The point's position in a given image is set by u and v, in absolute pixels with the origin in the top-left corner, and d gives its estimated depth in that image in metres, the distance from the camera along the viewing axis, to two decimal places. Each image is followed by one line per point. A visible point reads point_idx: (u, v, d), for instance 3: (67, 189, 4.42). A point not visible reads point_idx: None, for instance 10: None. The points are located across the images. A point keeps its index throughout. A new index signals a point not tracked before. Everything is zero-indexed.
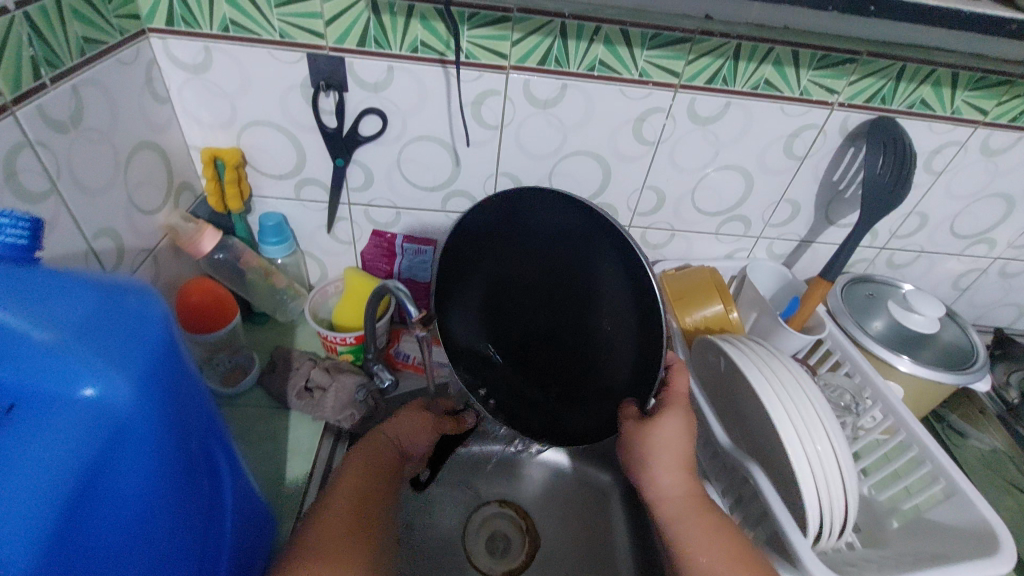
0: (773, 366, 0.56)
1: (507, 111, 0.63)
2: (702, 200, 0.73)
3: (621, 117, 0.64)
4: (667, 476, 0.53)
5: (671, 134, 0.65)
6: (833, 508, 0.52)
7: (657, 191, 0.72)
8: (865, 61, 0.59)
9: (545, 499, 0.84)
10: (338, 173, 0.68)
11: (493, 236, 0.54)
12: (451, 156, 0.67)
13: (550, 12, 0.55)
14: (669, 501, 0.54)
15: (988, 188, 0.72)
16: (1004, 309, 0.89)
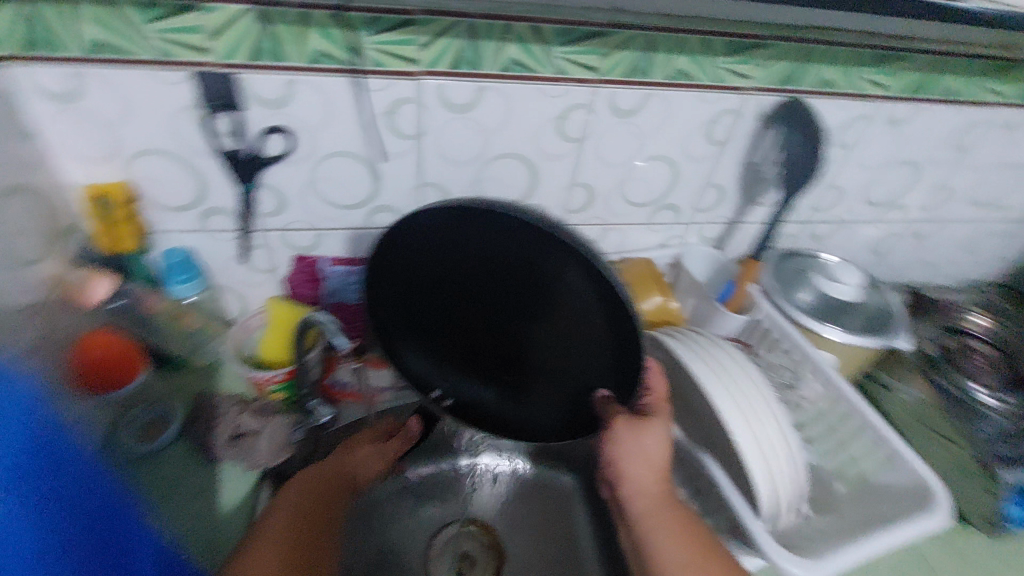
0: (715, 358, 0.57)
1: (425, 118, 0.60)
2: (632, 192, 0.72)
3: (542, 116, 0.62)
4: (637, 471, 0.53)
5: (593, 129, 0.64)
6: (784, 489, 0.52)
7: (588, 188, 0.70)
8: (772, 45, 0.60)
9: (507, 510, 0.81)
10: (246, 198, 0.63)
11: (434, 247, 0.52)
12: (370, 170, 0.63)
13: (456, 12, 0.52)
14: (636, 497, 0.53)
15: (893, 157, 0.76)
16: (916, 267, 0.95)
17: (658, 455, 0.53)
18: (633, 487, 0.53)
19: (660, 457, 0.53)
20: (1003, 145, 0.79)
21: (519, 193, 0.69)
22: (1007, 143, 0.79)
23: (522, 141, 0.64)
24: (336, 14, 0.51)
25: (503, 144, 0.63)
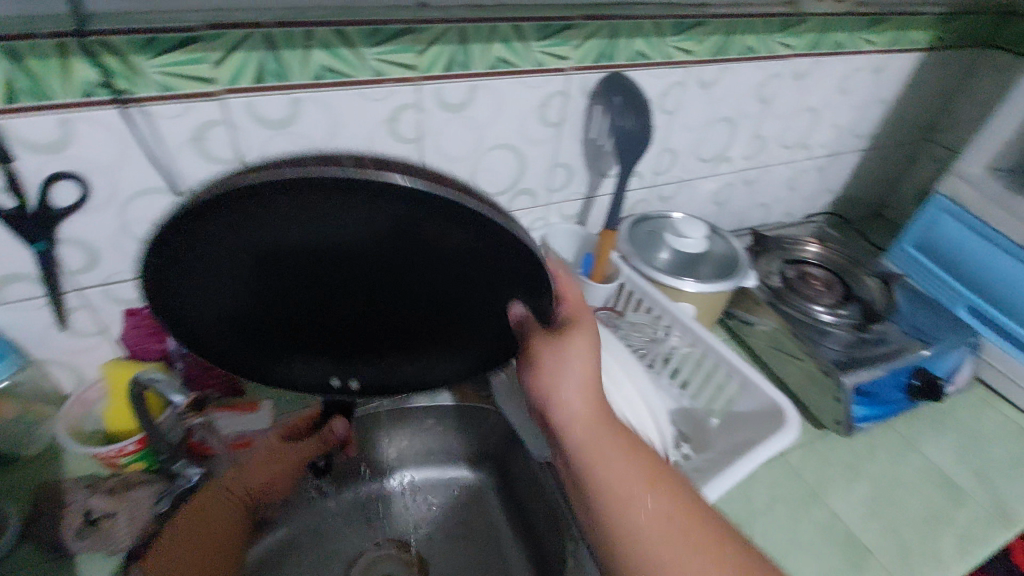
0: None
1: (241, 140, 0.55)
2: (483, 183, 0.73)
3: (370, 119, 0.59)
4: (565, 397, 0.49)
5: (428, 126, 0.63)
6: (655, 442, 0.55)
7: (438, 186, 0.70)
8: (582, 25, 0.63)
9: (423, 521, 0.79)
10: (43, 258, 0.54)
11: (276, 214, 0.37)
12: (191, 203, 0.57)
13: (248, 23, 0.48)
14: (573, 425, 0.49)
15: (713, 115, 0.83)
16: (756, 209, 1.05)
17: (588, 377, 0.50)
18: (568, 418, 0.49)
19: (591, 373, 0.50)
20: (800, 91, 0.89)
21: None
22: (804, 89, 0.89)
23: (356, 148, 0.61)
24: (99, 38, 0.45)
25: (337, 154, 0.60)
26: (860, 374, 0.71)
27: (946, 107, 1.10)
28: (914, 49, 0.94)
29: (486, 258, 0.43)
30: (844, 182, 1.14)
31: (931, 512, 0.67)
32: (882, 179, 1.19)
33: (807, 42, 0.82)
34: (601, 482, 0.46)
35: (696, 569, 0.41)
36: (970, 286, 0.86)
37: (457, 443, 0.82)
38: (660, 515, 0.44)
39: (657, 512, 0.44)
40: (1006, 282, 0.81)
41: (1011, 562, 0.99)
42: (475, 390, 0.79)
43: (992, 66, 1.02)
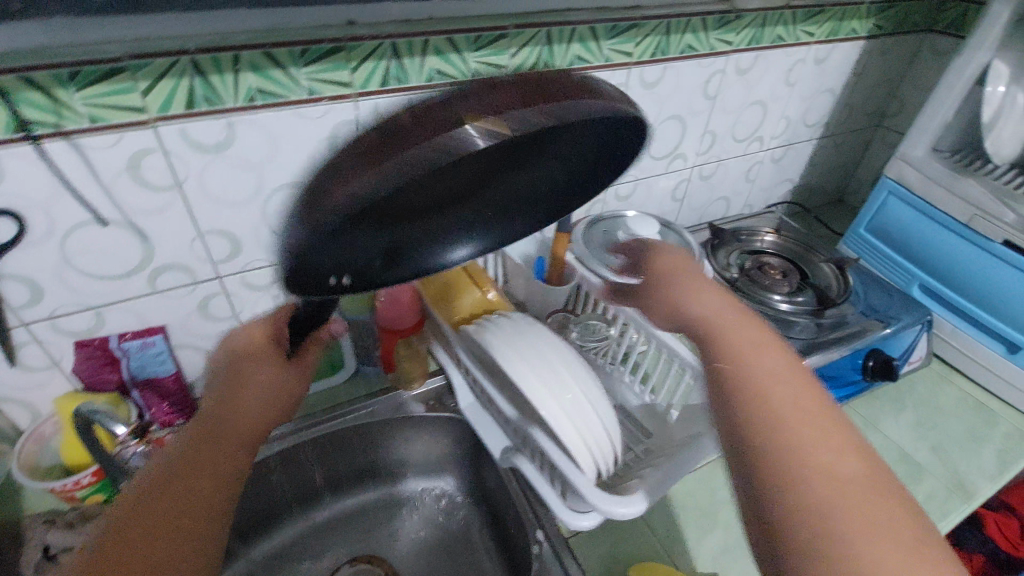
0: (519, 339, 0.60)
1: (177, 166, 0.55)
2: None
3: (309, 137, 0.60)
4: (693, 287, 0.53)
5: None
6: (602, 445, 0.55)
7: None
8: (516, 34, 0.64)
9: (397, 536, 0.79)
10: None
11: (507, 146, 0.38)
12: (131, 232, 0.57)
13: (174, 51, 0.49)
14: (705, 320, 0.49)
15: (661, 114, 0.85)
16: (716, 203, 1.07)
17: (701, 287, 0.53)
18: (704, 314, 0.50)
19: (706, 285, 0.53)
20: (747, 85, 0.90)
21: None
22: (750, 83, 0.90)
23: (299, 167, 0.61)
24: (20, 75, 0.45)
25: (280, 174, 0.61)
26: (815, 357, 0.72)
27: (895, 92, 1.13)
28: (856, 38, 0.96)
29: (612, 151, 0.46)
30: (802, 171, 1.16)
31: None
32: (840, 166, 1.21)
33: (748, 38, 0.83)
34: (733, 372, 0.43)
35: (834, 444, 0.37)
36: (922, 266, 0.88)
37: (426, 454, 0.82)
38: (813, 413, 0.39)
39: (778, 372, 0.42)
40: (954, 260, 0.83)
41: (985, 535, 1.01)
42: (439, 400, 0.79)
43: (934, 50, 1.05)
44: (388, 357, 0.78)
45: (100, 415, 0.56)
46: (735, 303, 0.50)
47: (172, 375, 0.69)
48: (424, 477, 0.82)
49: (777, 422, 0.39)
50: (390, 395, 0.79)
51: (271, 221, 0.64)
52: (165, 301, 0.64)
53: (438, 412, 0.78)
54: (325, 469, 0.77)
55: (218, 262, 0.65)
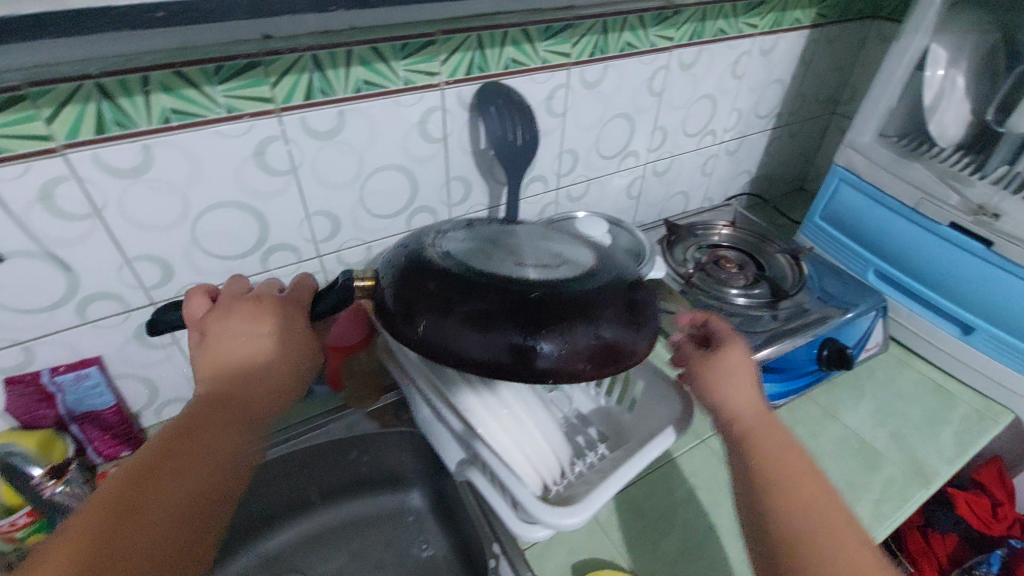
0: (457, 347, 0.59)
1: (93, 193, 0.54)
2: (375, 206, 0.72)
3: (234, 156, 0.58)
4: (729, 374, 0.56)
5: (300, 158, 0.62)
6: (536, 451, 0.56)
7: (326, 216, 0.69)
8: (444, 40, 0.63)
9: (360, 555, 0.77)
10: None
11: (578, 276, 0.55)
12: (50, 264, 0.55)
13: (76, 75, 0.47)
14: (736, 420, 0.53)
15: (606, 113, 0.84)
16: (673, 198, 1.06)
17: (740, 368, 0.56)
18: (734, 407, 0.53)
19: (745, 377, 0.55)
20: (693, 80, 0.90)
21: (250, 239, 0.66)
22: (696, 78, 0.90)
23: (227, 188, 0.60)
24: None
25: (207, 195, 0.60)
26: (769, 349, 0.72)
27: (847, 79, 1.13)
28: (801, 27, 0.96)
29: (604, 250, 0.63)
30: (759, 162, 1.16)
31: (848, 482, 0.68)
32: (798, 155, 1.22)
33: (689, 32, 0.83)
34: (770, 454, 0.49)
35: (843, 538, 0.42)
36: (876, 252, 0.88)
37: (387, 469, 0.81)
38: (827, 499, 0.45)
39: (795, 467, 0.48)
40: (905, 245, 0.83)
41: (957, 515, 1.02)
42: (396, 414, 0.78)
43: (881, 36, 1.05)
44: (334, 376, 0.77)
45: (14, 454, 0.59)
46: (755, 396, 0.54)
47: (112, 408, 0.67)
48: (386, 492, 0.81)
49: (804, 541, 0.42)
50: (345, 412, 0.77)
51: (203, 243, 0.62)
52: (98, 331, 0.63)
53: (394, 427, 0.76)
54: (283, 492, 0.75)
55: (151, 288, 0.63)
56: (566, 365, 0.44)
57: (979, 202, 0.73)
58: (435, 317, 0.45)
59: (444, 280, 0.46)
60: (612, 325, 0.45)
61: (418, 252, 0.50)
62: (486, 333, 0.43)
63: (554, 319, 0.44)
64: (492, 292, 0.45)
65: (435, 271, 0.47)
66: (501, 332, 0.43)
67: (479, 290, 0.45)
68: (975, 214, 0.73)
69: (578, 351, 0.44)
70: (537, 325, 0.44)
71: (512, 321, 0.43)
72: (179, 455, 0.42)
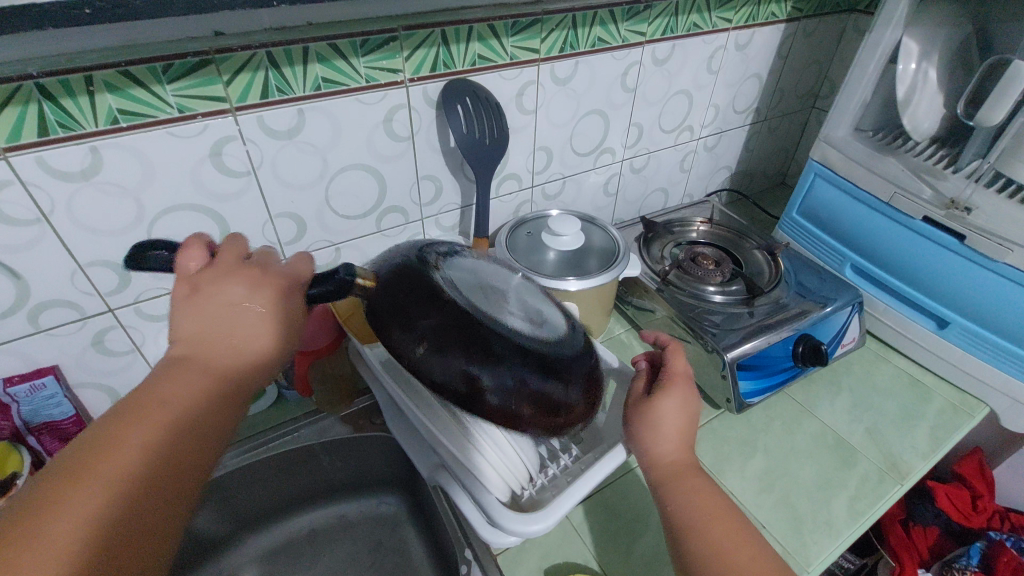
0: None
1: (39, 197, 0.52)
2: (342, 207, 0.71)
3: (189, 156, 0.57)
4: (661, 426, 0.55)
5: (259, 158, 0.61)
6: (508, 458, 0.54)
7: (290, 217, 0.68)
8: (405, 36, 0.61)
9: (332, 563, 0.76)
10: None
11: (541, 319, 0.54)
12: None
13: (15, 76, 0.45)
14: (654, 465, 0.54)
15: (579, 109, 0.83)
16: (651, 194, 1.05)
17: (674, 421, 0.55)
18: (653, 450, 0.54)
19: (674, 420, 0.55)
20: (667, 75, 0.89)
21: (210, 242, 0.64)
22: (670, 73, 0.89)
23: (182, 189, 0.58)
24: None
25: (162, 197, 0.58)
26: (743, 347, 0.71)
27: (825, 73, 1.13)
28: (776, 21, 0.95)
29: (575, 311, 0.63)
30: (738, 157, 1.16)
31: (824, 479, 0.67)
32: (779, 150, 1.21)
33: (661, 27, 0.82)
34: (677, 503, 0.51)
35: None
36: (852, 247, 0.88)
37: (363, 473, 0.79)
38: (740, 537, 0.48)
39: (714, 509, 0.50)
40: (880, 240, 0.83)
41: (938, 508, 1.02)
42: (368, 418, 0.76)
43: (859, 29, 1.05)
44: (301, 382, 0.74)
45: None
46: (679, 440, 0.55)
47: (73, 417, 0.66)
48: (361, 497, 0.80)
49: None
50: (315, 417, 0.76)
51: None
52: (52, 340, 0.61)
53: (367, 432, 0.75)
54: (253, 500, 0.74)
55: (107, 294, 0.61)
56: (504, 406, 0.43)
57: (952, 196, 0.74)
58: (401, 330, 0.43)
59: (426, 294, 0.44)
60: (566, 378, 0.45)
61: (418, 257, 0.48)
62: (440, 354, 0.42)
63: (512, 359, 0.43)
64: (467, 320, 0.43)
65: (422, 280, 0.45)
66: (455, 357, 0.42)
67: (455, 312, 0.43)
68: (947, 208, 0.73)
69: (525, 397, 0.43)
70: (494, 360, 0.42)
71: (472, 354, 0.42)
72: (176, 436, 0.38)
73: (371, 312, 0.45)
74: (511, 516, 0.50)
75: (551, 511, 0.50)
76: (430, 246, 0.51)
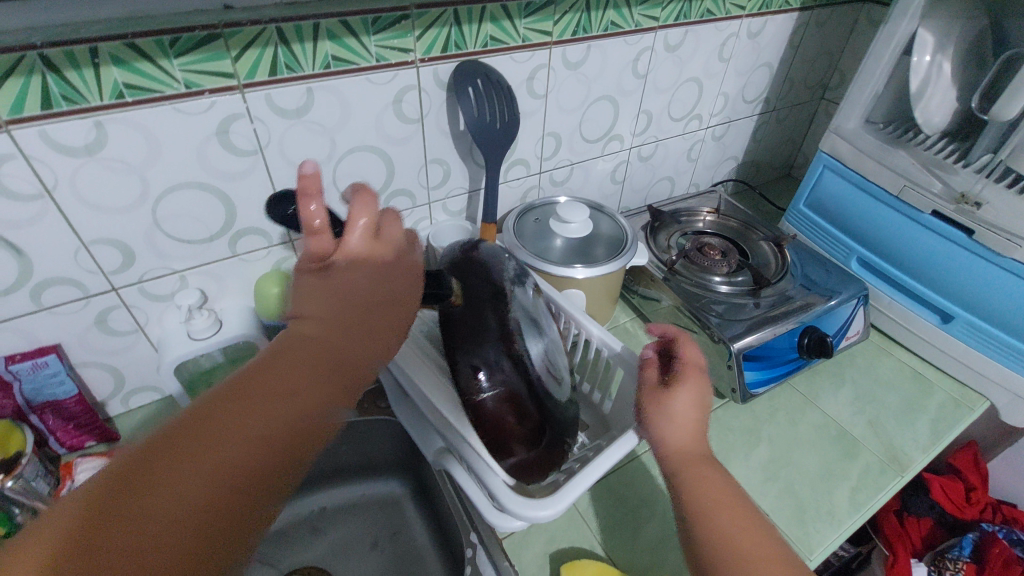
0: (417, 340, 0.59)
1: (42, 173, 0.51)
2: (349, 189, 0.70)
3: (196, 134, 0.56)
4: (671, 419, 0.55)
5: (267, 137, 0.60)
6: None
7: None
8: (418, 14, 0.60)
9: (335, 545, 0.76)
10: None
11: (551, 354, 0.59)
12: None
13: (17, 46, 0.44)
14: (666, 454, 0.54)
15: (590, 95, 0.82)
16: (658, 183, 1.05)
17: (687, 415, 0.55)
18: (666, 440, 0.54)
19: (685, 412, 0.55)
20: (679, 62, 0.88)
21: (215, 222, 0.63)
22: (682, 60, 0.88)
23: (188, 167, 0.57)
24: None
25: (166, 175, 0.57)
26: (749, 337, 0.71)
27: (836, 64, 1.11)
28: (790, 9, 0.94)
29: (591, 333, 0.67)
30: (746, 147, 1.15)
31: (826, 470, 0.68)
32: (786, 140, 1.20)
33: (675, 12, 0.80)
34: (687, 496, 0.50)
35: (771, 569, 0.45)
36: (859, 239, 0.87)
37: (370, 455, 0.80)
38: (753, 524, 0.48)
39: (727, 495, 0.50)
40: (888, 232, 0.83)
41: (931, 500, 1.03)
42: (373, 401, 0.77)
43: (872, 20, 1.04)
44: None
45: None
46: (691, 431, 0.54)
47: (75, 397, 0.65)
48: (364, 480, 0.80)
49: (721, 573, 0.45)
50: None
51: (165, 226, 0.60)
52: (54, 319, 0.60)
53: (372, 415, 0.75)
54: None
55: (110, 272, 0.60)
56: (500, 425, 0.51)
57: (962, 189, 0.73)
58: (450, 343, 0.52)
59: (481, 323, 0.52)
60: (555, 420, 0.53)
61: (489, 269, 0.58)
62: (469, 365, 0.51)
63: (517, 381, 0.51)
64: (504, 353, 0.51)
65: (480, 294, 0.55)
66: (470, 358, 0.51)
67: (497, 341, 0.51)
68: (956, 202, 0.73)
69: (510, 412, 0.50)
70: (498, 372, 0.51)
71: (495, 373, 0.51)
72: (234, 412, 0.33)
73: (442, 322, 0.54)
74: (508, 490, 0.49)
75: (561, 494, 0.50)
76: (505, 270, 0.59)
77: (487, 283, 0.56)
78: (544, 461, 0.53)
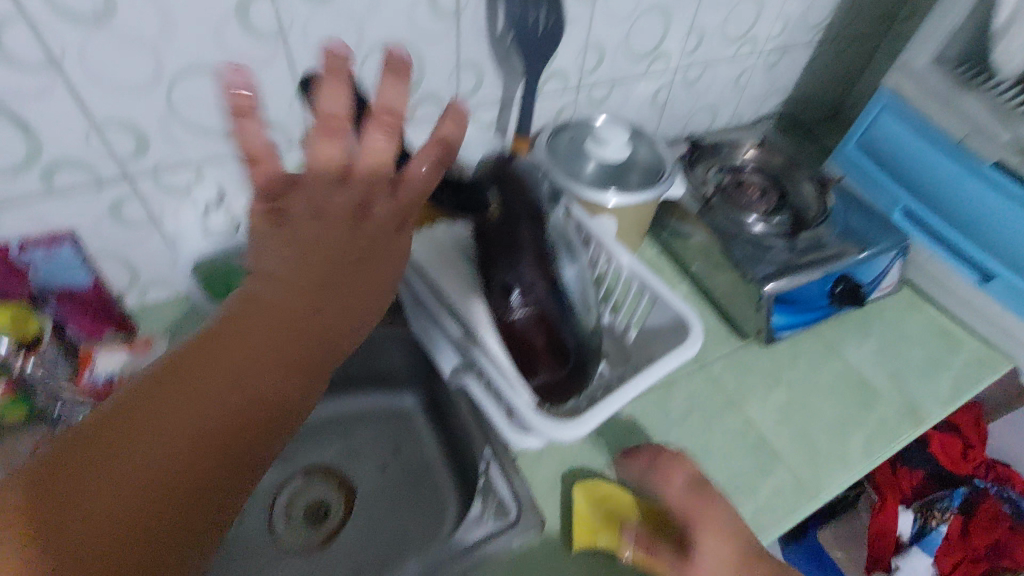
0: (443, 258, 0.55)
1: (44, 39, 0.46)
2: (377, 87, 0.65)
3: (213, 11, 0.51)
4: (671, 484, 0.56)
5: (290, 22, 0.54)
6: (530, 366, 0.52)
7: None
8: None
9: (347, 449, 0.78)
10: None
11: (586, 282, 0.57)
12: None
13: None
14: None
15: (641, 3, 0.74)
16: (700, 112, 0.98)
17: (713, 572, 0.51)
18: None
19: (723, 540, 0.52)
20: None
21: (232, 112, 0.59)
22: None
23: (203, 47, 0.53)
24: None
25: (179, 57, 0.52)
26: (781, 283, 0.69)
27: None
28: None
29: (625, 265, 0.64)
30: (797, 80, 1.07)
31: (842, 418, 0.68)
32: (841, 76, 1.11)
33: None
34: None
35: None
36: (909, 188, 0.82)
37: (385, 369, 0.80)
38: None
39: None
40: (944, 182, 0.77)
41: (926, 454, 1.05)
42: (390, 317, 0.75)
43: None
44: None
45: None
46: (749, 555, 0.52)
47: (92, 287, 0.64)
48: (377, 389, 0.81)
49: None
50: None
51: (180, 112, 0.56)
52: (64, 205, 0.58)
53: (390, 330, 0.75)
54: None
55: (120, 158, 0.57)
56: (530, 344, 0.50)
57: None
58: (487, 259, 0.52)
59: (514, 237, 0.50)
60: (580, 345, 0.51)
61: (525, 180, 0.54)
62: (501, 282, 0.50)
63: (549, 300, 0.50)
64: (536, 270, 0.50)
65: (517, 204, 0.52)
66: (501, 272, 0.50)
67: (528, 255, 0.50)
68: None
69: (540, 330, 0.49)
70: (529, 290, 0.49)
71: (526, 290, 0.49)
72: (177, 387, 0.31)
73: (479, 238, 0.53)
74: (537, 417, 0.48)
75: (591, 414, 0.50)
76: (540, 185, 0.55)
77: (525, 197, 0.53)
78: (564, 384, 0.51)
